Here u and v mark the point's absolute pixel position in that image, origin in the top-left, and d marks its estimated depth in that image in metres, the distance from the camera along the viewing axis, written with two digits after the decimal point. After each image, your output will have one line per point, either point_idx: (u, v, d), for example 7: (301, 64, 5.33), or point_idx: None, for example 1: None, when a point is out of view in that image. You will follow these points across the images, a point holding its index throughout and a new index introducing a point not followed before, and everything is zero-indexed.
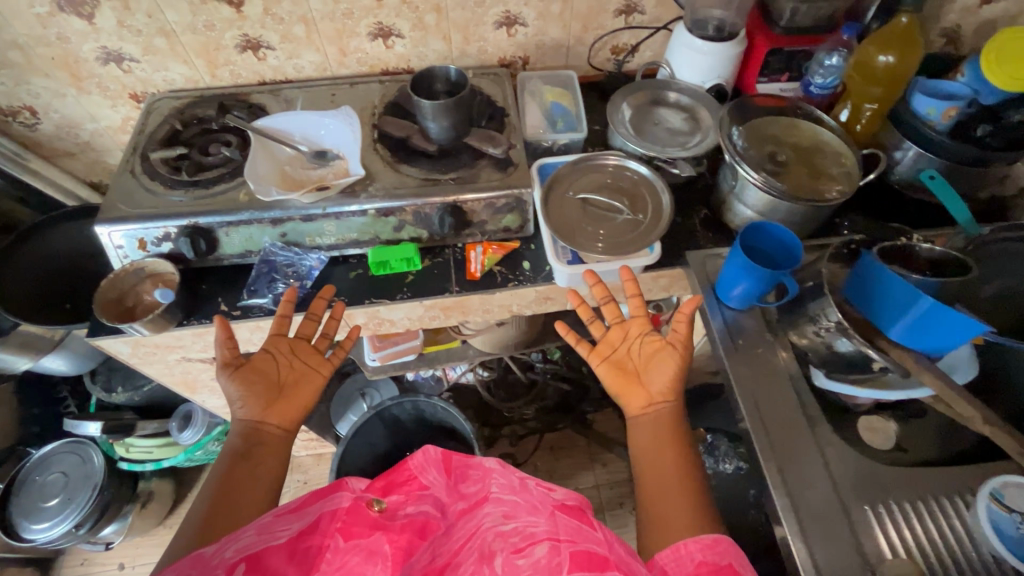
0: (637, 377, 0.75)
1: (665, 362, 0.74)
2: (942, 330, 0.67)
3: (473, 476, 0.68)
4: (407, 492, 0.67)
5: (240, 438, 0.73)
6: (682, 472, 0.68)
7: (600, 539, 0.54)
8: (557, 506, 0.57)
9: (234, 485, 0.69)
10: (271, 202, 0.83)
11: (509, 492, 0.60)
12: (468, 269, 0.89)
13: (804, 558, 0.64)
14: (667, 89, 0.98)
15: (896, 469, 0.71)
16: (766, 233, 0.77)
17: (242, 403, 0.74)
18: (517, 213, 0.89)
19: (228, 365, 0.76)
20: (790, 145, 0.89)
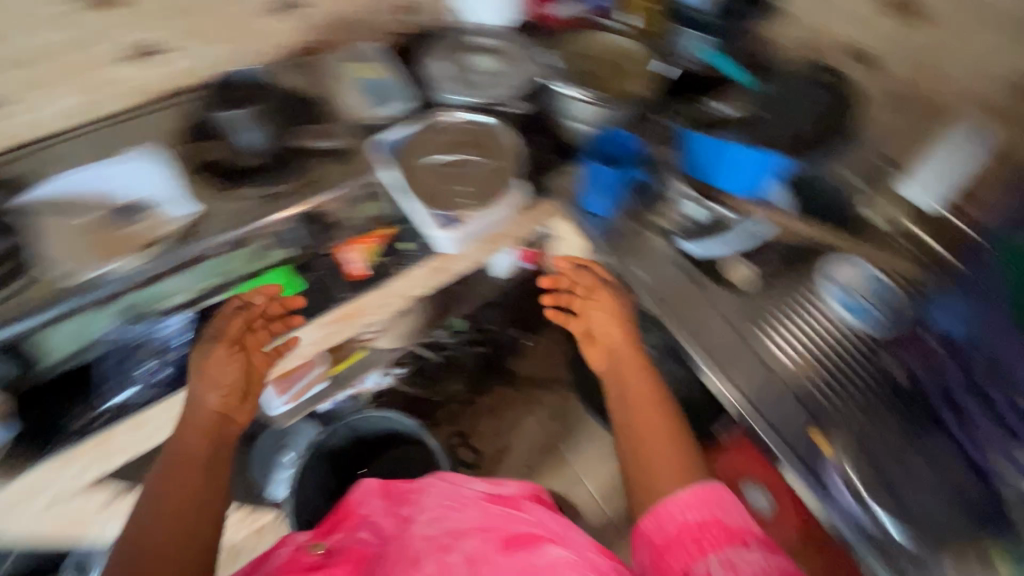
0: (599, 342, 0.86)
1: (602, 311, 0.86)
2: (751, 169, 0.83)
3: (410, 497, 0.83)
4: (346, 527, 0.81)
5: (198, 430, 0.75)
6: (649, 397, 0.81)
7: (531, 520, 0.72)
8: (487, 500, 0.76)
9: (181, 470, 0.72)
10: (95, 279, 0.71)
11: (448, 504, 0.76)
12: (349, 271, 0.85)
13: (722, 384, 0.79)
14: (470, 36, 1.00)
15: (765, 288, 0.86)
16: (608, 139, 0.88)
17: (220, 393, 0.77)
18: (376, 200, 0.86)
19: (219, 340, 0.77)
20: (594, 58, 0.97)
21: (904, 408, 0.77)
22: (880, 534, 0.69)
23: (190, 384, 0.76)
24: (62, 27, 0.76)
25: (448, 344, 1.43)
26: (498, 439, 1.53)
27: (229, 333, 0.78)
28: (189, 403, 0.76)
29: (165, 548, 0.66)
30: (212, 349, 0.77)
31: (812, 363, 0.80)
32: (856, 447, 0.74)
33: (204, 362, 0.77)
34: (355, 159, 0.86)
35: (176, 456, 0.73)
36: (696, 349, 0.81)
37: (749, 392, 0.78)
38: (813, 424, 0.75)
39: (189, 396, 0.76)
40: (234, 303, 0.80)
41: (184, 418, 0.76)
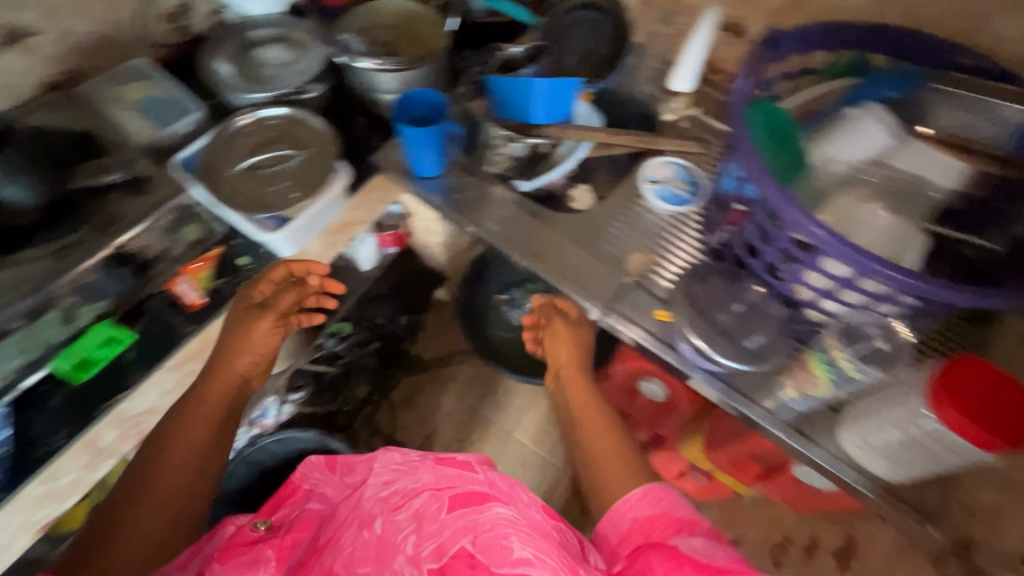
0: (550, 365, 0.96)
1: (561, 339, 0.96)
2: (559, 96, 0.86)
3: (356, 466, 0.88)
4: (293, 501, 0.85)
5: (220, 381, 0.76)
6: (588, 402, 0.90)
7: (483, 479, 0.70)
8: (436, 461, 0.75)
9: (192, 421, 0.72)
10: None
11: (396, 468, 0.76)
12: (186, 304, 0.78)
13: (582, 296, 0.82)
14: (247, 31, 0.94)
15: (601, 205, 0.91)
16: (412, 100, 0.84)
17: (253, 358, 0.78)
18: (196, 222, 0.81)
19: (268, 311, 0.79)
20: (382, 27, 0.96)
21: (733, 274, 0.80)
22: (746, 382, 0.74)
23: (227, 335, 0.77)
24: None
25: (341, 351, 1.34)
26: (422, 426, 1.53)
27: (283, 307, 0.80)
28: (222, 352, 0.77)
29: (164, 497, 0.67)
30: (261, 316, 0.79)
31: (653, 263, 0.84)
32: (694, 315, 0.77)
33: (249, 322, 0.78)
34: (156, 188, 0.79)
35: (191, 402, 0.73)
36: (567, 286, 0.83)
37: (603, 302, 0.81)
38: (661, 308, 0.79)
39: (222, 348, 0.77)
40: (280, 271, 0.81)
41: (208, 371, 0.76)
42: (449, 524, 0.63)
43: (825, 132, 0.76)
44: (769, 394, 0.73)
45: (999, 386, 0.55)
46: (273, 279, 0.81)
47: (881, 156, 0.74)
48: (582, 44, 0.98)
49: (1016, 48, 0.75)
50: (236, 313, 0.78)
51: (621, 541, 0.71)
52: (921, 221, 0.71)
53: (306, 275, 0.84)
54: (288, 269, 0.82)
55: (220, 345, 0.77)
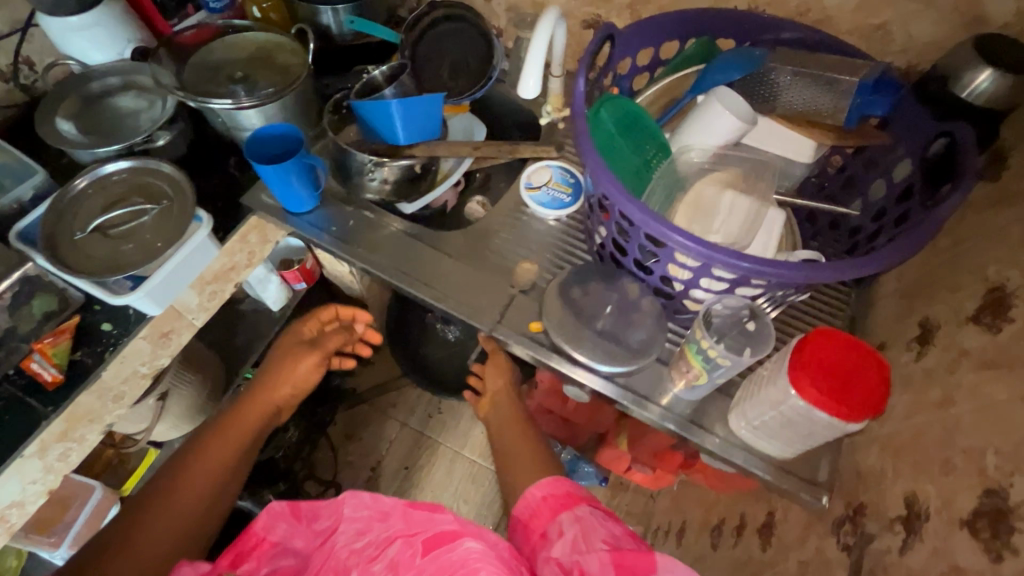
0: (489, 396, 1.02)
1: (497, 371, 1.01)
2: (421, 114, 0.84)
3: (324, 510, 0.77)
4: (258, 556, 0.70)
5: (258, 408, 0.98)
6: (515, 423, 0.95)
7: (451, 518, 0.69)
8: (406, 506, 0.73)
9: (232, 431, 0.92)
10: None
11: (362, 507, 0.74)
12: (44, 383, 0.73)
13: (461, 311, 0.80)
14: (90, 82, 0.89)
15: (487, 217, 0.90)
16: (264, 138, 0.81)
17: (291, 389, 1.03)
18: (47, 292, 0.75)
19: (315, 350, 1.05)
20: (240, 60, 0.92)
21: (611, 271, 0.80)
22: (632, 380, 0.74)
23: (276, 368, 1.02)
24: None
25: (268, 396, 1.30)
26: (368, 458, 1.49)
27: (326, 347, 1.07)
28: (265, 383, 1.00)
29: (185, 507, 0.80)
30: (306, 353, 1.04)
31: (542, 274, 0.83)
32: (566, 311, 0.76)
33: (296, 356, 1.03)
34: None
35: (234, 418, 0.95)
36: (451, 306, 0.81)
37: (490, 318, 0.79)
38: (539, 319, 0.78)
39: (269, 377, 1.01)
40: (327, 313, 1.09)
41: (250, 399, 0.98)
42: (425, 569, 0.64)
43: (686, 121, 0.76)
44: (665, 391, 0.73)
45: (849, 352, 0.59)
46: (322, 320, 1.09)
47: (734, 136, 0.73)
48: (450, 58, 0.97)
49: (851, 20, 0.76)
50: (287, 349, 1.05)
51: (527, 518, 0.74)
52: (771, 197, 0.73)
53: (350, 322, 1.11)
54: (333, 313, 1.10)
55: (268, 375, 1.01)
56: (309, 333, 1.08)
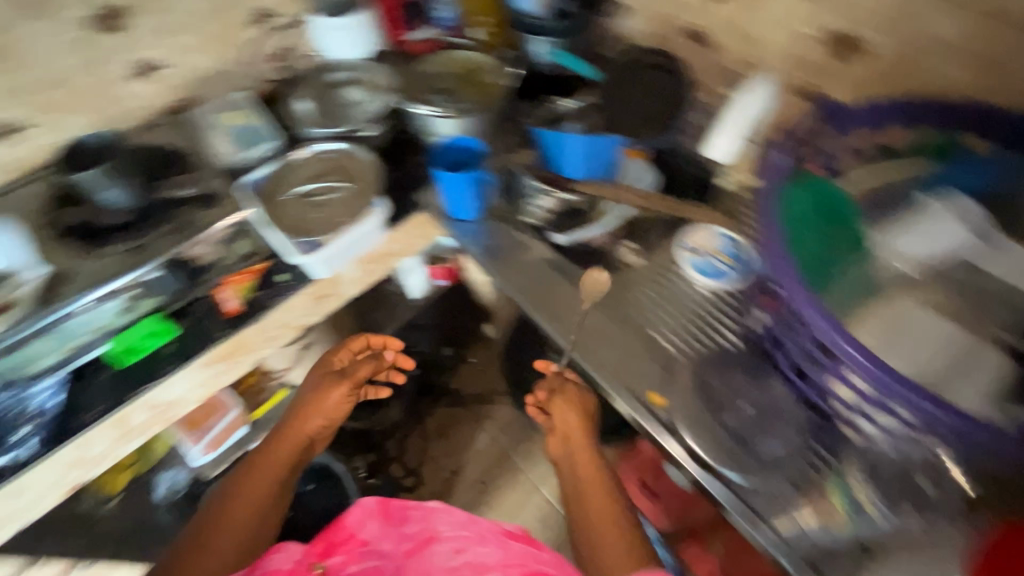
0: (556, 434, 0.87)
1: (566, 408, 0.86)
2: (599, 155, 0.86)
3: (412, 516, 0.90)
4: (348, 549, 0.85)
5: (290, 443, 0.88)
6: (597, 482, 0.82)
7: (548, 559, 0.82)
8: (505, 534, 0.85)
9: (266, 468, 0.85)
10: None
11: (459, 527, 0.86)
12: (225, 309, 0.86)
13: (586, 362, 0.79)
14: (331, 72, 1.05)
15: (631, 267, 0.86)
16: (453, 148, 0.89)
17: (325, 423, 0.91)
18: (248, 237, 0.89)
19: (346, 380, 0.92)
20: (450, 74, 1.01)
21: (755, 360, 0.73)
22: (750, 492, 0.67)
23: (304, 400, 0.90)
24: None
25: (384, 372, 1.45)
26: (451, 459, 1.51)
27: (358, 377, 0.94)
28: (295, 416, 0.89)
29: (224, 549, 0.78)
30: (337, 383, 0.92)
31: (681, 347, 0.77)
32: (699, 403, 0.73)
33: (327, 387, 0.91)
34: (223, 202, 0.89)
35: (268, 454, 0.86)
36: (570, 348, 0.80)
37: (611, 374, 0.77)
38: (657, 390, 0.75)
39: (299, 408, 0.90)
40: (359, 343, 0.98)
41: (282, 432, 0.89)
42: None
43: (894, 223, 0.66)
44: (785, 514, 0.66)
45: None
46: (352, 351, 0.97)
47: (967, 259, 0.61)
48: (643, 102, 0.93)
49: None
50: (320, 377, 0.92)
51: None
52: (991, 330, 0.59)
53: (381, 351, 1.00)
54: (365, 342, 0.99)
55: (294, 407, 0.90)
56: (341, 362, 0.96)
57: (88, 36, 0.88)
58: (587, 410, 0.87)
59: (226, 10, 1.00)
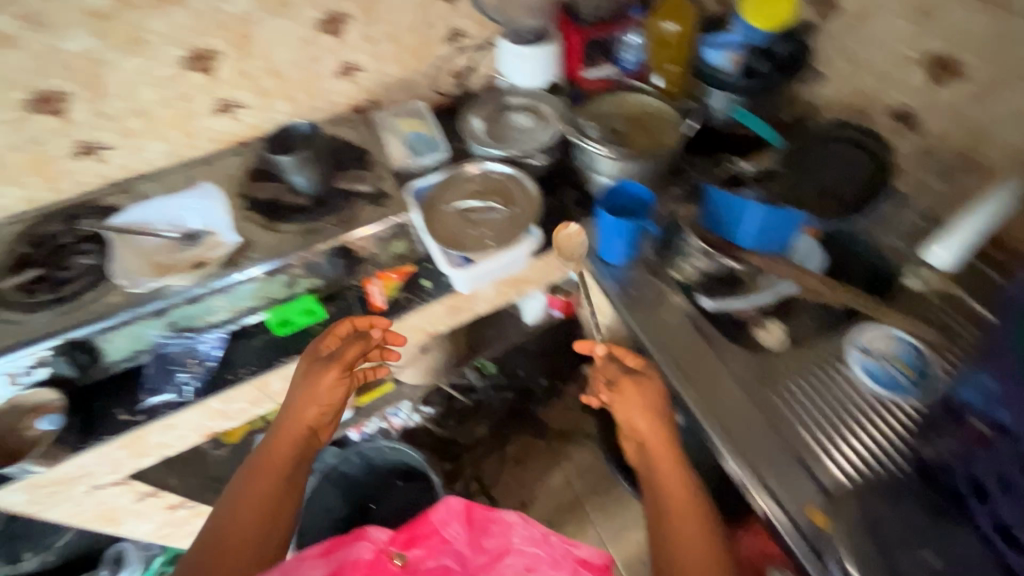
0: (631, 433, 0.81)
1: (633, 403, 0.78)
2: (776, 229, 0.80)
3: (493, 528, 0.79)
4: (428, 545, 0.76)
5: (291, 437, 0.80)
6: (683, 496, 0.74)
7: None
8: (578, 562, 0.75)
9: (264, 477, 0.76)
10: (147, 293, 0.81)
11: (530, 543, 0.76)
12: (371, 303, 0.91)
13: (732, 453, 0.72)
14: (507, 96, 1.08)
15: (784, 351, 0.81)
16: (622, 191, 0.86)
17: (320, 410, 0.82)
18: (403, 239, 0.94)
19: (336, 363, 0.82)
20: (623, 116, 1.01)
21: (936, 499, 0.65)
22: None
23: (295, 390, 0.81)
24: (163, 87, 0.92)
25: (478, 387, 1.44)
26: (522, 490, 1.47)
27: (347, 358, 0.83)
28: (289, 407, 0.81)
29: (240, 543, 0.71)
30: (326, 368, 0.82)
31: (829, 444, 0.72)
32: (865, 530, 0.65)
33: (318, 377, 0.81)
34: (393, 201, 0.94)
35: (268, 458, 0.78)
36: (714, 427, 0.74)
37: (764, 472, 0.71)
38: (822, 508, 0.68)
39: (292, 400, 0.81)
40: (344, 327, 0.84)
41: (280, 428, 0.80)
42: None
43: None
44: None
45: None
46: (339, 335, 0.85)
47: None
48: (833, 178, 0.86)
49: None
50: (310, 367, 0.82)
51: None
52: None
53: (369, 331, 0.86)
54: (352, 325, 0.85)
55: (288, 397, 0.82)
56: (329, 348, 0.84)
57: (312, 35, 0.98)
58: (659, 405, 0.78)
59: (428, 28, 1.07)
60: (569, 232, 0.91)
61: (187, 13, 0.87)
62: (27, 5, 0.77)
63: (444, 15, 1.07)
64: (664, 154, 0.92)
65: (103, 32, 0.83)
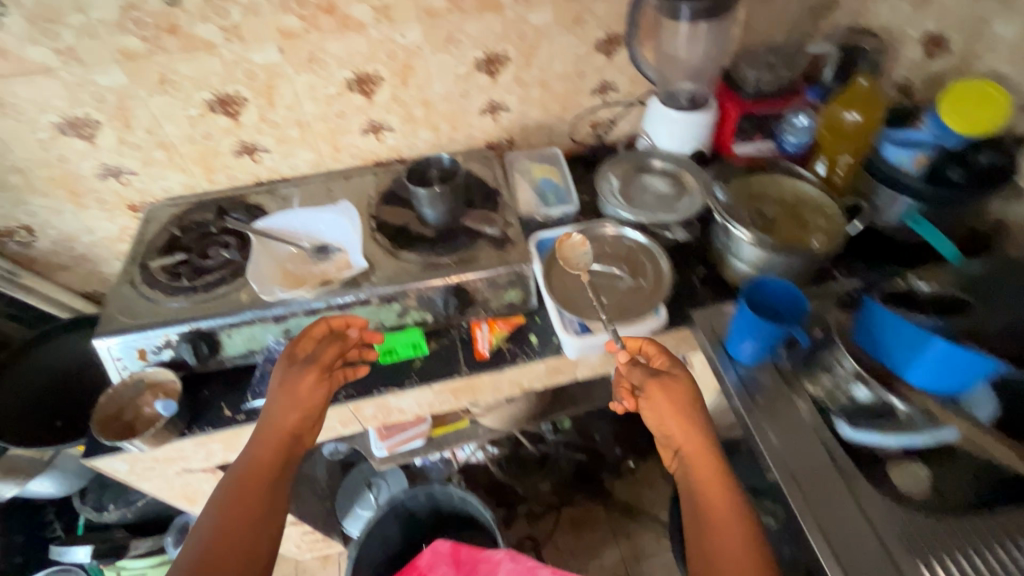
0: (665, 441, 0.75)
1: (663, 408, 0.73)
2: (955, 374, 0.69)
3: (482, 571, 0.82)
4: None
5: (273, 448, 0.73)
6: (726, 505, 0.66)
7: None
8: None
9: (247, 497, 0.68)
10: (275, 300, 0.83)
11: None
12: (475, 349, 0.88)
13: None
14: (650, 157, 1.03)
15: (941, 517, 0.69)
16: (772, 288, 0.78)
17: (301, 415, 0.75)
18: (519, 287, 0.90)
19: (315, 364, 0.77)
20: (775, 200, 0.92)
21: None
22: None
23: (272, 398, 0.75)
24: (325, 103, 0.97)
25: (548, 440, 1.43)
26: (573, 561, 1.35)
27: (324, 360, 0.78)
28: (267, 412, 0.75)
29: (224, 554, 0.64)
30: (305, 370, 0.77)
31: None
32: None
33: (297, 379, 0.76)
34: (515, 247, 0.91)
35: (246, 477, 0.70)
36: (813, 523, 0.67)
37: None
38: None
39: (270, 407, 0.75)
40: (319, 328, 0.80)
41: (259, 439, 0.74)
42: None
43: None
44: None
45: None
46: (316, 337, 0.80)
47: None
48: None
49: None
50: (286, 371, 0.77)
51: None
52: None
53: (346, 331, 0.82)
54: (327, 326, 0.81)
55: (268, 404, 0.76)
56: (307, 350, 0.79)
57: (470, 73, 1.00)
58: (689, 405, 0.72)
59: (579, 79, 1.07)
60: (568, 243, 0.91)
61: (364, 40, 0.90)
62: (232, 19, 0.83)
63: (599, 68, 1.06)
64: (820, 254, 0.82)
65: (288, 49, 0.88)
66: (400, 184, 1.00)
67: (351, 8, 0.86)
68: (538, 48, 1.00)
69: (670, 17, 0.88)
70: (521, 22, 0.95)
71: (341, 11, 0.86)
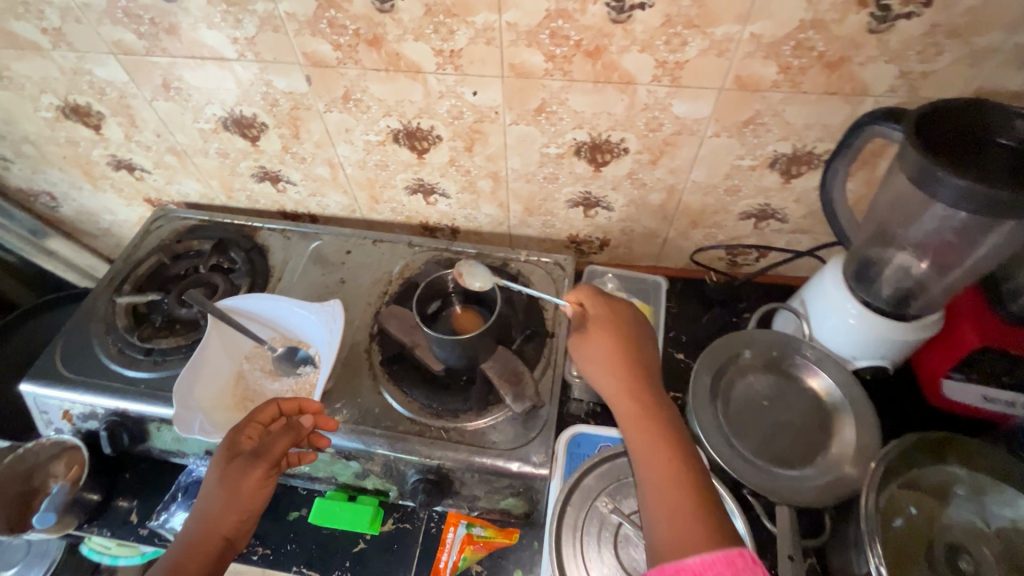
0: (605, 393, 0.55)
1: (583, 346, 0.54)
2: None
3: None
4: None
5: (196, 563, 0.50)
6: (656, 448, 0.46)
7: None
8: None
9: None
10: (190, 433, 0.58)
11: None
12: (434, 562, 0.64)
13: None
14: (797, 351, 0.65)
15: None
16: None
17: (240, 517, 0.53)
18: (523, 498, 0.62)
19: (260, 463, 0.53)
20: (988, 537, 0.53)
21: None
22: None
23: (203, 499, 0.52)
24: (364, 149, 0.72)
25: None
26: None
27: (272, 454, 0.54)
28: (194, 518, 0.52)
29: None
30: (249, 468, 0.53)
31: None
32: None
33: (236, 479, 0.52)
34: (539, 438, 0.62)
35: None
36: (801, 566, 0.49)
37: None
38: None
39: (200, 508, 0.52)
40: (266, 414, 0.56)
41: (179, 549, 0.51)
42: None
43: None
44: None
45: None
46: (264, 424, 0.56)
47: None
48: None
49: None
50: (224, 470, 0.53)
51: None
52: None
53: (298, 417, 0.57)
54: (278, 410, 0.56)
55: (198, 504, 0.53)
56: (253, 442, 0.55)
57: (563, 156, 0.68)
58: (621, 339, 0.53)
59: (731, 196, 0.70)
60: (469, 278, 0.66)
61: (420, 89, 0.62)
62: (246, 31, 0.59)
63: (764, 189, 0.68)
64: None
65: (317, 79, 0.63)
66: (425, 277, 0.74)
67: (404, 45, 0.58)
68: (675, 147, 0.65)
69: (915, 184, 0.49)
70: (657, 109, 0.60)
71: (389, 47, 0.58)
